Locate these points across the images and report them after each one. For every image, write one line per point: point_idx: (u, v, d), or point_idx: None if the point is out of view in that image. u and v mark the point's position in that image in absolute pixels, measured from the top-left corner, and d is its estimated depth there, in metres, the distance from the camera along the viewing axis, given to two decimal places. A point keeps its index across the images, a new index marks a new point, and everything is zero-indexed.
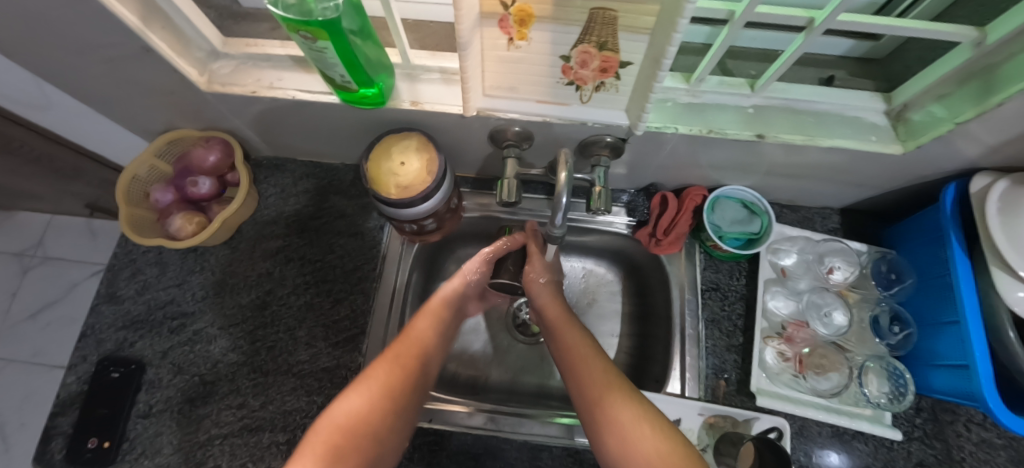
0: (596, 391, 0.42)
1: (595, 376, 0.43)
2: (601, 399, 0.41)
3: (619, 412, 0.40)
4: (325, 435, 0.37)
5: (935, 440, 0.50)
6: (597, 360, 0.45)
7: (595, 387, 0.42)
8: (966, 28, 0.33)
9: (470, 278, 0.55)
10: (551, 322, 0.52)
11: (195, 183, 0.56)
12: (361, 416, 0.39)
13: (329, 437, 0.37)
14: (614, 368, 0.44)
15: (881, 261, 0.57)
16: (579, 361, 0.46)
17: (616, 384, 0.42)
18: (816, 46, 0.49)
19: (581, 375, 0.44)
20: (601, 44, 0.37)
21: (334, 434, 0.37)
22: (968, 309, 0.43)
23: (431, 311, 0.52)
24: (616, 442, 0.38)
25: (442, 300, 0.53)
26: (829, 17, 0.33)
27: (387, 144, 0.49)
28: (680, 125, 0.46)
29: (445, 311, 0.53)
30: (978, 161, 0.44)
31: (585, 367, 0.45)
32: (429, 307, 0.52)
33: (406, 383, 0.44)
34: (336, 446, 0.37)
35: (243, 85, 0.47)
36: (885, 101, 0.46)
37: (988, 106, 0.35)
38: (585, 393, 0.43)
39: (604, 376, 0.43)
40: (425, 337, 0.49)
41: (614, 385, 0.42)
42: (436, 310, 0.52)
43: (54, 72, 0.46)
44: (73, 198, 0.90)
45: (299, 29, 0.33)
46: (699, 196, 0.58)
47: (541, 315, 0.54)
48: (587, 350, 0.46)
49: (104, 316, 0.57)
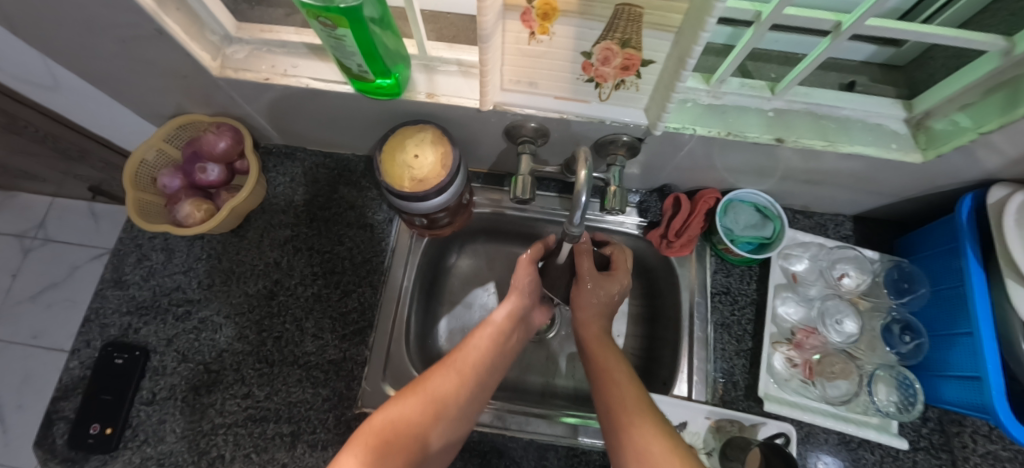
0: (622, 415, 0.41)
1: (626, 401, 0.42)
2: (624, 426, 0.40)
3: (640, 437, 0.38)
4: (375, 430, 0.37)
5: (941, 451, 0.51)
6: (631, 386, 0.44)
7: (618, 411, 0.42)
8: (996, 36, 0.33)
9: (525, 290, 0.53)
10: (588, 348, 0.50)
11: (203, 169, 0.55)
12: (413, 418, 0.39)
13: (373, 439, 0.36)
14: (642, 395, 0.43)
15: (894, 269, 0.56)
16: (609, 384, 0.44)
17: (649, 416, 0.40)
18: (839, 50, 0.49)
19: (614, 399, 0.43)
20: (624, 42, 0.36)
21: (384, 432, 0.37)
22: (982, 320, 0.43)
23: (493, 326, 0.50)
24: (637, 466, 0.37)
25: (506, 313, 0.51)
26: (858, 21, 0.32)
27: (401, 135, 0.48)
28: (699, 127, 0.45)
29: (512, 323, 0.51)
30: (997, 173, 0.44)
31: (615, 390, 0.44)
32: (494, 316, 0.51)
33: (463, 392, 0.43)
34: (386, 444, 0.37)
35: (257, 71, 0.47)
36: (906, 109, 0.46)
37: (1012, 118, 0.34)
38: (612, 417, 0.42)
39: (632, 402, 0.42)
40: (488, 348, 0.48)
41: (639, 412, 0.41)
42: (499, 323, 0.50)
43: (65, 52, 0.45)
44: (77, 180, 0.89)
45: (319, 15, 0.32)
46: (714, 198, 0.57)
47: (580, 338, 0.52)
48: (621, 374, 0.45)
49: (108, 300, 0.56)
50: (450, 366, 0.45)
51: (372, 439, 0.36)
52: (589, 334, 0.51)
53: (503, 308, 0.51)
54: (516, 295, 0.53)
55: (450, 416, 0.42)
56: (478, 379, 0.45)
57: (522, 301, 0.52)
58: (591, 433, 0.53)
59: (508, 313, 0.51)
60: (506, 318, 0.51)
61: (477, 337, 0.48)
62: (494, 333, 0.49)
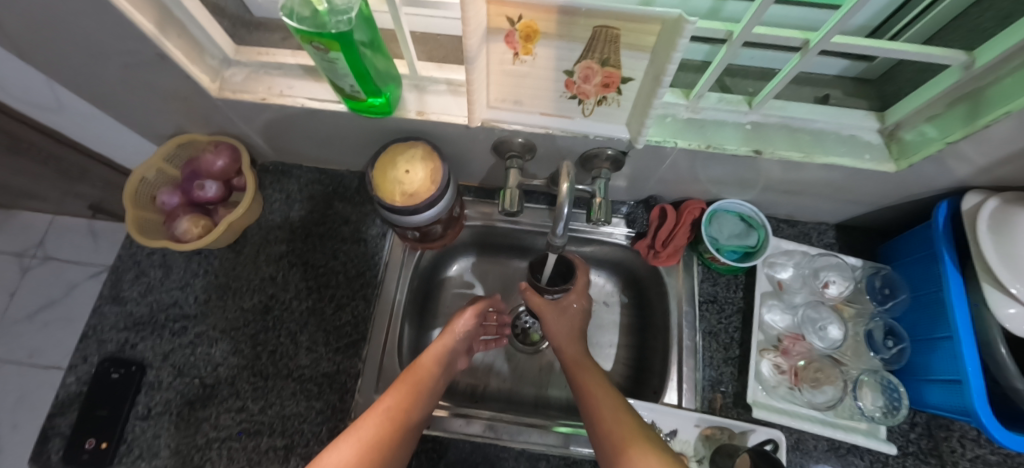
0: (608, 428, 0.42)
1: (614, 417, 0.43)
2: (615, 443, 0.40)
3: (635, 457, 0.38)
4: None
5: (930, 456, 0.51)
6: (616, 401, 0.45)
7: (613, 438, 0.41)
8: (956, 51, 0.35)
9: (459, 333, 0.55)
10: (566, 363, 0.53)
11: (201, 186, 0.57)
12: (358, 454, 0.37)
13: None
14: (626, 407, 0.45)
15: (875, 276, 0.57)
16: (593, 403, 0.46)
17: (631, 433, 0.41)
18: (813, 66, 0.51)
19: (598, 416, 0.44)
20: (603, 61, 0.38)
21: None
22: (959, 326, 0.44)
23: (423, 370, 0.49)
24: None
25: (434, 358, 0.51)
26: (823, 39, 0.34)
27: (392, 152, 0.49)
28: (680, 140, 0.47)
29: (438, 367, 0.50)
30: (969, 181, 0.46)
31: (601, 415, 0.44)
32: (425, 357, 0.50)
33: (401, 432, 0.42)
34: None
35: (254, 92, 0.49)
36: (879, 121, 0.47)
37: (975, 128, 0.36)
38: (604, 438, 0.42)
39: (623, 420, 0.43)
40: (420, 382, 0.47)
41: (626, 425, 0.42)
42: (427, 368, 0.49)
43: (70, 76, 0.47)
44: (76, 198, 0.91)
45: (313, 40, 0.34)
46: (699, 209, 0.59)
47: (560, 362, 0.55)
48: (600, 392, 0.47)
49: (106, 317, 0.57)
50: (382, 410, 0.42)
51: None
52: (567, 352, 0.54)
53: (431, 352, 0.51)
54: (449, 338, 0.54)
55: (392, 458, 0.40)
56: (415, 415, 0.44)
57: (451, 345, 0.53)
58: (582, 443, 0.53)
59: (440, 351, 0.52)
60: (434, 364, 0.50)
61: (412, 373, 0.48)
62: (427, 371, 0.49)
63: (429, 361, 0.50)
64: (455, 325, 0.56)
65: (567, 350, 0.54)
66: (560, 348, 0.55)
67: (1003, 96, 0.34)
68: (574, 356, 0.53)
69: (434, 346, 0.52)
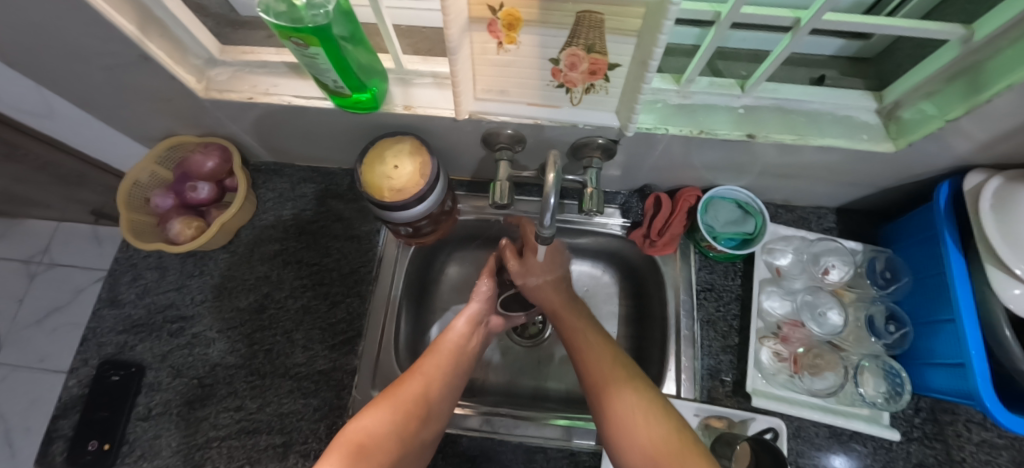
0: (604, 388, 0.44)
1: (608, 369, 0.45)
2: (603, 397, 0.43)
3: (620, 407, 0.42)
4: (350, 440, 0.37)
5: (934, 441, 0.50)
6: (623, 366, 0.46)
7: (592, 384, 0.45)
8: (954, 25, 0.34)
9: (483, 297, 0.56)
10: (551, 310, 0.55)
11: (194, 188, 0.57)
12: (378, 435, 0.38)
13: (353, 442, 0.37)
14: (626, 363, 0.46)
15: (876, 259, 0.57)
16: (583, 357, 0.48)
17: (624, 376, 0.44)
18: (806, 46, 0.50)
19: (596, 380, 0.45)
20: (589, 47, 0.37)
21: (357, 440, 0.37)
22: (963, 307, 0.43)
23: (451, 340, 0.51)
24: (620, 436, 0.40)
25: (465, 322, 0.53)
26: (813, 17, 0.32)
27: (380, 148, 0.49)
28: (670, 126, 0.46)
29: (467, 340, 0.53)
30: (970, 159, 0.44)
31: (593, 364, 0.47)
32: (430, 358, 0.48)
33: (427, 405, 0.44)
34: (362, 453, 0.36)
35: (239, 91, 0.48)
36: (876, 100, 0.46)
37: (977, 103, 0.34)
38: (591, 389, 0.45)
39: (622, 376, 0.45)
40: (428, 380, 0.46)
41: (621, 377, 0.44)
42: (460, 332, 0.52)
43: (57, 82, 0.47)
44: (78, 205, 0.92)
45: (290, 35, 0.33)
46: (694, 196, 0.58)
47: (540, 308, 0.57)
48: (610, 362, 0.46)
49: (104, 319, 0.58)
50: (418, 371, 0.46)
51: (346, 447, 0.36)
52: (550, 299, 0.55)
53: (438, 354, 0.49)
54: (478, 301, 0.55)
55: (427, 415, 0.43)
56: (426, 411, 0.43)
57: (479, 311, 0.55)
58: (583, 435, 0.52)
59: (442, 358, 0.49)
60: (465, 327, 0.53)
61: (418, 371, 0.46)
62: (438, 367, 0.48)
63: (438, 360, 0.49)
64: (453, 325, 0.53)
65: (540, 293, 0.56)
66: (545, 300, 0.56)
67: (1002, 70, 0.32)
68: (559, 306, 0.54)
69: (436, 346, 0.50)
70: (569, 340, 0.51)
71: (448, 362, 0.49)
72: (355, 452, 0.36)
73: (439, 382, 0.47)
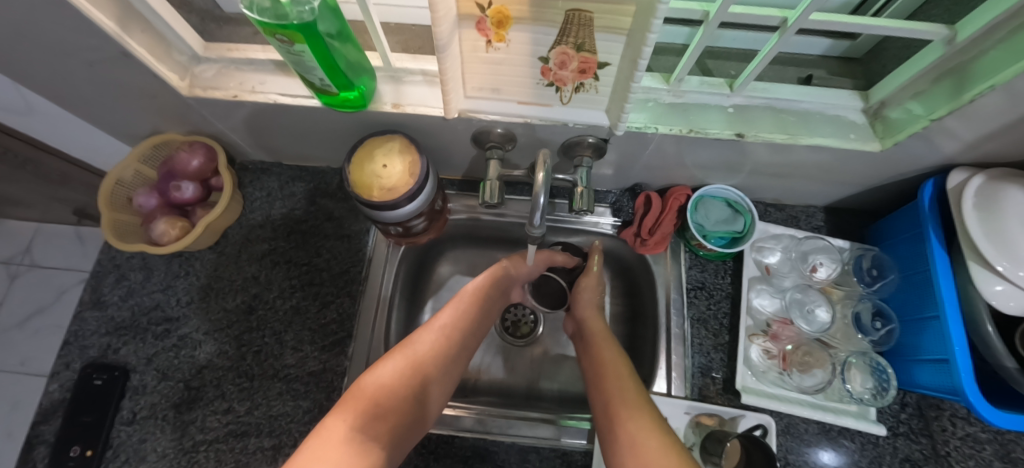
0: (617, 411, 0.39)
1: (624, 394, 0.40)
2: (615, 424, 0.38)
3: (631, 428, 0.36)
4: (365, 394, 0.36)
5: (920, 436, 0.51)
6: (630, 384, 0.42)
7: (610, 401, 0.41)
8: (938, 25, 0.34)
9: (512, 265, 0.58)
10: (587, 334, 0.52)
11: (178, 187, 0.56)
12: (391, 387, 0.38)
13: (367, 396, 0.36)
14: (640, 390, 0.41)
15: (863, 257, 0.57)
16: (601, 375, 0.45)
17: (639, 405, 0.39)
18: (793, 46, 0.50)
19: (612, 400, 0.41)
20: (579, 46, 0.37)
21: (372, 392, 0.36)
22: (948, 305, 0.43)
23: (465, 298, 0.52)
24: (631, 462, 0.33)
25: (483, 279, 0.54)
26: (800, 17, 0.33)
27: (370, 146, 0.48)
28: (661, 125, 0.46)
29: (482, 298, 0.53)
30: (955, 157, 0.45)
31: (610, 385, 0.43)
32: (443, 314, 0.49)
33: (437, 364, 0.44)
34: (375, 408, 0.35)
35: (225, 89, 0.48)
36: (863, 100, 0.46)
37: (960, 103, 0.35)
38: (605, 412, 0.40)
39: (630, 397, 0.40)
40: (440, 338, 0.46)
41: (637, 404, 0.39)
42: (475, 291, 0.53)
43: (36, 78, 0.46)
44: (61, 204, 0.89)
45: (276, 32, 0.33)
46: (684, 196, 0.58)
47: (577, 323, 0.57)
48: (626, 378, 0.43)
49: (87, 322, 0.56)
50: (430, 328, 0.46)
51: (360, 402, 0.35)
52: (593, 323, 0.53)
53: (447, 311, 0.50)
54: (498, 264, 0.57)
55: (437, 374, 0.43)
56: (436, 371, 0.43)
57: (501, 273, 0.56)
58: (573, 434, 0.53)
59: (453, 316, 0.49)
60: (482, 284, 0.54)
61: (430, 329, 0.47)
62: (450, 325, 0.48)
63: (451, 317, 0.49)
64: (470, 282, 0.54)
65: (582, 306, 0.57)
66: (586, 317, 0.55)
67: (987, 70, 0.33)
68: (600, 338, 0.50)
69: (450, 305, 0.51)
70: (591, 358, 0.49)
71: (461, 320, 0.49)
72: (369, 407, 0.35)
73: (452, 341, 0.47)
